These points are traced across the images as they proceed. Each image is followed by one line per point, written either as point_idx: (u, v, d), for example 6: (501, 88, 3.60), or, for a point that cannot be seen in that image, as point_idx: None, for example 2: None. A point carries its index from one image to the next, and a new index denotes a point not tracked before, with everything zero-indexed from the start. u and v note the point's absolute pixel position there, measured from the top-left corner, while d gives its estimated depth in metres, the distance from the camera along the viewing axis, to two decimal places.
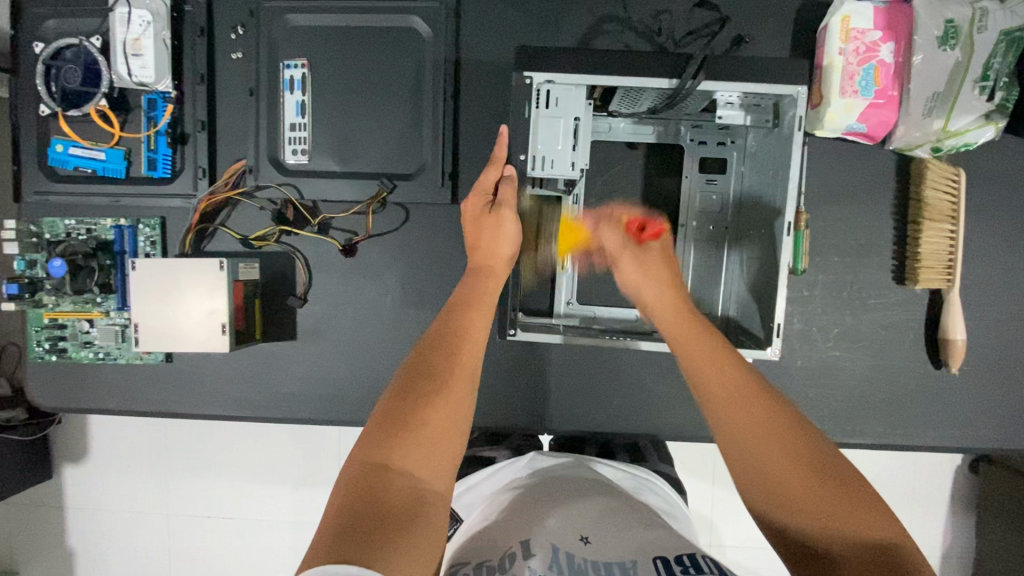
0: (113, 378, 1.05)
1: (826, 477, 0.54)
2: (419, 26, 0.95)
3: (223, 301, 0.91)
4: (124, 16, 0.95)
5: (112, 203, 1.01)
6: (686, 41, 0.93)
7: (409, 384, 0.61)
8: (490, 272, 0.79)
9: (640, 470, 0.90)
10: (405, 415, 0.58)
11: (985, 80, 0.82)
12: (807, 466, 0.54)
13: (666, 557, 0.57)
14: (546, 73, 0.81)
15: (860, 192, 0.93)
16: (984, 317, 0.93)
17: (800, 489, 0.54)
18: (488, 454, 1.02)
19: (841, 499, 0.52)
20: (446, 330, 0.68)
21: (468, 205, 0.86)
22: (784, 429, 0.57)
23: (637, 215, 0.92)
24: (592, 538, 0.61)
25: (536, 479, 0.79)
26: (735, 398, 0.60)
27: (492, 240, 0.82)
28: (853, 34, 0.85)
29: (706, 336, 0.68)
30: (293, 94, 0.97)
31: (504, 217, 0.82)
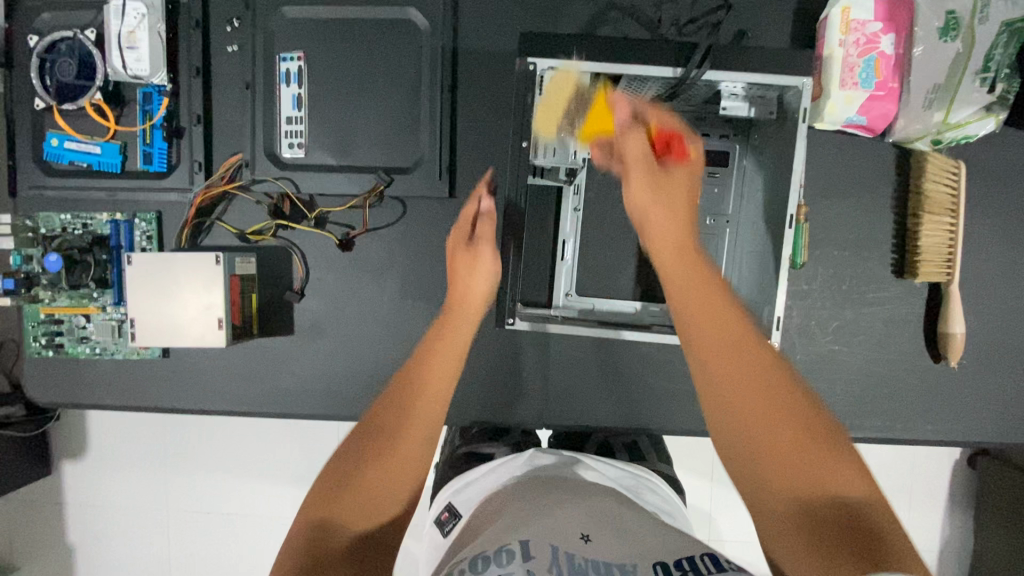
0: (110, 374, 1.04)
1: (819, 456, 0.50)
2: (416, 18, 0.95)
3: (220, 295, 0.91)
4: (118, 8, 0.93)
5: (108, 198, 1.00)
6: (690, 30, 0.93)
7: (363, 434, 0.63)
8: (466, 308, 0.83)
9: (638, 467, 0.91)
10: (364, 457, 0.61)
11: (986, 72, 0.82)
12: (797, 442, 0.50)
13: (666, 561, 0.54)
14: (552, 61, 0.83)
15: (860, 185, 0.93)
16: (984, 311, 0.93)
17: (791, 469, 0.50)
18: (488, 449, 0.99)
19: (833, 484, 0.49)
20: (409, 377, 0.70)
21: (451, 240, 0.91)
22: (778, 402, 0.52)
23: (670, 118, 0.78)
24: (594, 537, 0.59)
25: (534, 477, 0.78)
26: (725, 347, 0.55)
27: (468, 279, 0.85)
28: (853, 26, 0.85)
29: (709, 284, 0.59)
30: (290, 87, 0.96)
31: (482, 253, 0.86)
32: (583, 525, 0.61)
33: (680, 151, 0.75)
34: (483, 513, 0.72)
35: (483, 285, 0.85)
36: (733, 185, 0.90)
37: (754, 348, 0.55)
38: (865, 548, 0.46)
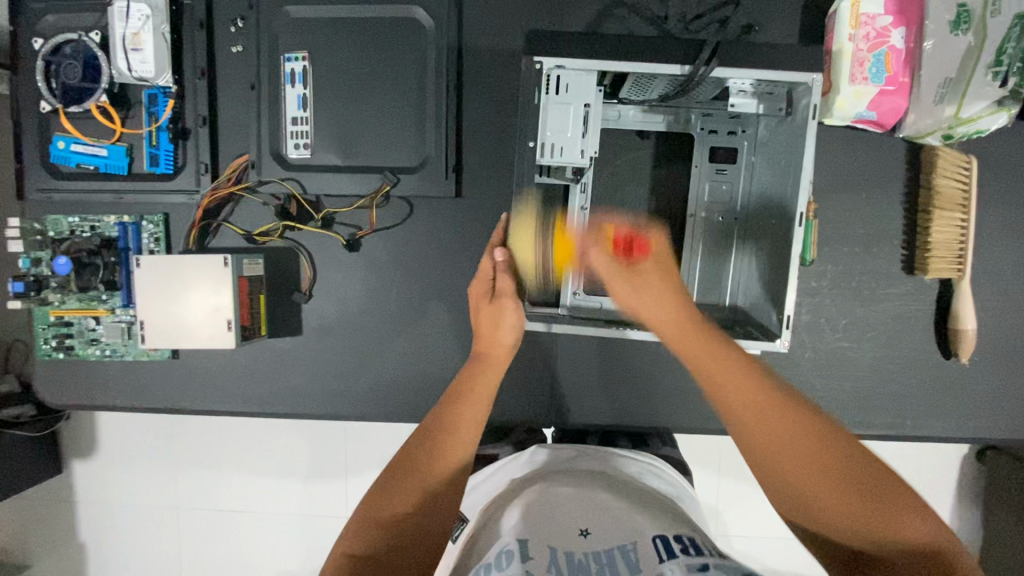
0: (120, 376, 1.05)
1: (884, 505, 0.52)
2: (421, 16, 0.94)
3: (229, 297, 0.91)
4: (123, 10, 0.94)
5: (114, 200, 1.00)
6: (697, 26, 0.92)
7: (393, 477, 0.66)
8: (490, 361, 0.81)
9: (642, 454, 0.91)
10: (402, 475, 0.66)
11: (998, 66, 0.80)
12: (861, 498, 0.52)
13: (665, 535, 0.60)
14: (558, 58, 0.79)
15: (870, 181, 0.92)
16: (995, 307, 0.92)
17: (861, 524, 0.52)
18: (492, 450, 1.01)
19: (897, 530, 0.52)
20: (438, 425, 0.71)
21: (473, 291, 0.89)
22: (835, 459, 0.54)
23: (626, 228, 0.86)
24: (592, 531, 0.62)
25: (534, 471, 0.79)
26: (762, 417, 0.56)
27: (493, 331, 0.84)
28: (864, 20, 0.84)
29: (738, 367, 0.60)
30: (295, 87, 0.96)
31: (505, 307, 0.84)
32: (581, 518, 0.64)
33: (642, 247, 0.80)
34: (488, 508, 0.74)
35: (507, 336, 0.83)
36: (740, 181, 0.93)
37: (798, 414, 0.56)
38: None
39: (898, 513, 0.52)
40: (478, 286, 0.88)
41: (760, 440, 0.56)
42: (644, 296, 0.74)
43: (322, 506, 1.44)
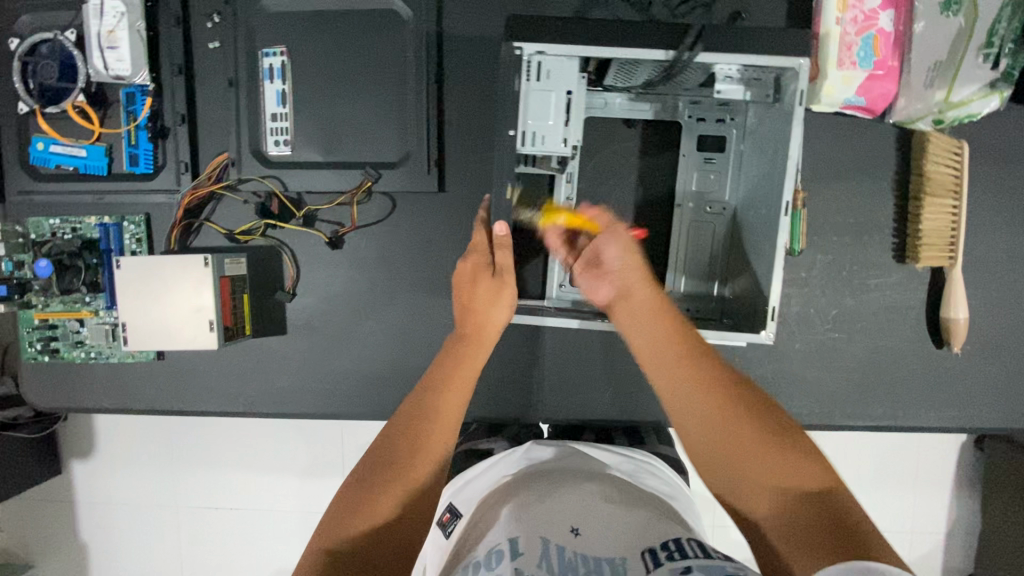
0: (107, 377, 1.04)
1: (783, 457, 0.60)
2: (400, 8, 0.92)
3: (211, 298, 0.90)
4: (97, 8, 0.92)
5: (96, 201, 1.00)
6: (684, 11, 0.89)
7: (377, 462, 0.66)
8: (479, 340, 0.80)
9: (639, 452, 0.89)
10: (385, 463, 0.65)
11: (989, 47, 0.78)
12: (764, 450, 0.61)
13: (654, 548, 0.56)
14: (538, 43, 0.76)
15: (859, 168, 0.90)
16: (988, 295, 0.91)
17: (762, 476, 0.61)
18: (486, 445, 0.98)
19: (795, 479, 0.59)
20: (417, 411, 0.70)
21: (467, 263, 0.83)
22: (742, 415, 0.63)
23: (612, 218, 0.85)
24: (584, 530, 0.59)
25: (529, 470, 0.76)
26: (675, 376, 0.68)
27: (488, 309, 0.80)
28: (852, 3, 0.81)
29: (664, 330, 0.72)
30: (273, 83, 0.94)
31: (507, 284, 0.81)
32: (575, 511, 0.62)
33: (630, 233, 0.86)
34: (481, 507, 0.72)
35: (500, 315, 0.80)
36: (729, 170, 0.90)
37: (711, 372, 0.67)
38: (836, 532, 0.55)
39: (791, 459, 0.60)
40: (476, 258, 0.83)
41: (676, 397, 0.67)
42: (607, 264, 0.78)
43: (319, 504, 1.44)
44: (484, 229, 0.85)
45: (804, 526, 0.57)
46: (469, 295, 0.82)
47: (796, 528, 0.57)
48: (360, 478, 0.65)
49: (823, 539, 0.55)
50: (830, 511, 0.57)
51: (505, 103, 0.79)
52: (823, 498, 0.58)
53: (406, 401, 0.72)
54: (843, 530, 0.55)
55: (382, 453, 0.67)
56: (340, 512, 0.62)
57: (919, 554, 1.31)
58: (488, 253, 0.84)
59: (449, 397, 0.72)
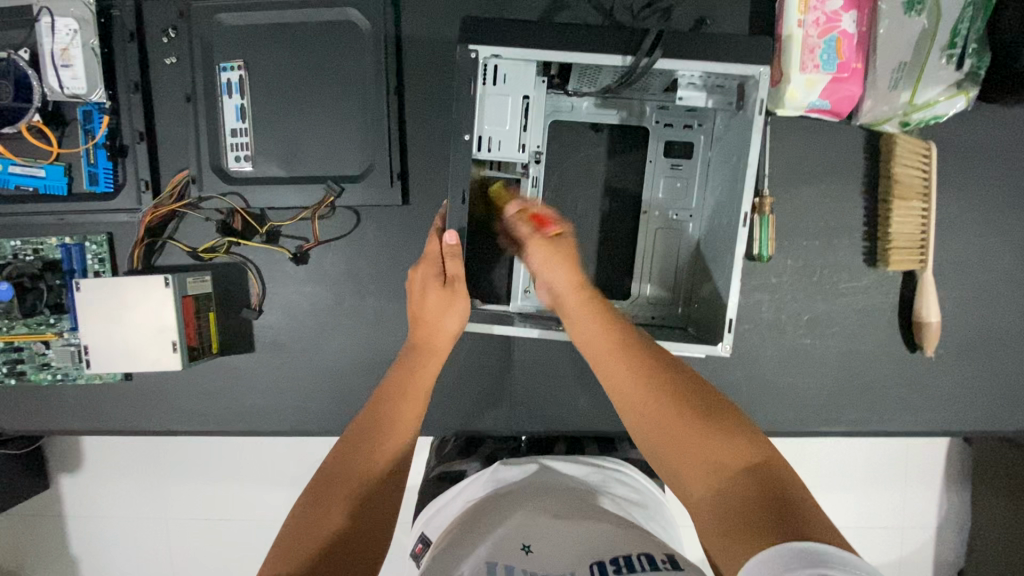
0: (76, 398, 1.03)
1: (717, 432, 0.54)
2: (358, 19, 0.90)
3: (172, 318, 0.89)
4: (50, 25, 0.92)
5: (57, 222, 0.98)
6: (645, 15, 0.87)
7: (326, 480, 0.60)
8: (431, 352, 0.76)
9: (605, 459, 0.87)
10: (335, 479, 0.60)
11: (953, 48, 0.77)
12: (696, 427, 0.55)
13: (603, 560, 0.57)
14: (493, 45, 0.69)
15: (827, 171, 0.89)
16: (961, 296, 0.89)
17: (696, 457, 0.53)
18: (459, 467, 0.93)
19: (731, 457, 0.52)
20: (369, 422, 0.67)
21: (417, 274, 0.77)
22: (677, 394, 0.58)
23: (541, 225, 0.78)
24: (534, 548, 0.61)
25: (492, 495, 0.76)
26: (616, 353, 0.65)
27: (438, 318, 0.76)
28: (812, 5, 0.80)
29: (602, 321, 0.68)
30: (232, 98, 0.93)
31: (458, 295, 0.75)
32: (523, 536, 0.63)
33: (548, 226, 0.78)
34: (444, 534, 0.72)
35: (451, 325, 0.75)
36: (694, 175, 0.88)
37: (650, 358, 0.63)
38: (773, 510, 0.47)
39: (727, 437, 0.53)
40: (426, 267, 0.77)
41: (615, 381, 0.63)
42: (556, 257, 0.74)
43: None
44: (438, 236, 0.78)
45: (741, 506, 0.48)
46: (420, 305, 0.77)
47: (732, 508, 0.49)
48: (311, 501, 0.58)
49: (756, 516, 0.47)
50: (770, 490, 0.49)
51: (459, 104, 0.71)
52: (763, 477, 0.50)
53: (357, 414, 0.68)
54: (782, 509, 0.47)
55: (336, 467, 0.62)
56: (292, 534, 0.55)
57: (905, 554, 1.30)
58: (437, 261, 0.76)
59: (403, 403, 0.69)
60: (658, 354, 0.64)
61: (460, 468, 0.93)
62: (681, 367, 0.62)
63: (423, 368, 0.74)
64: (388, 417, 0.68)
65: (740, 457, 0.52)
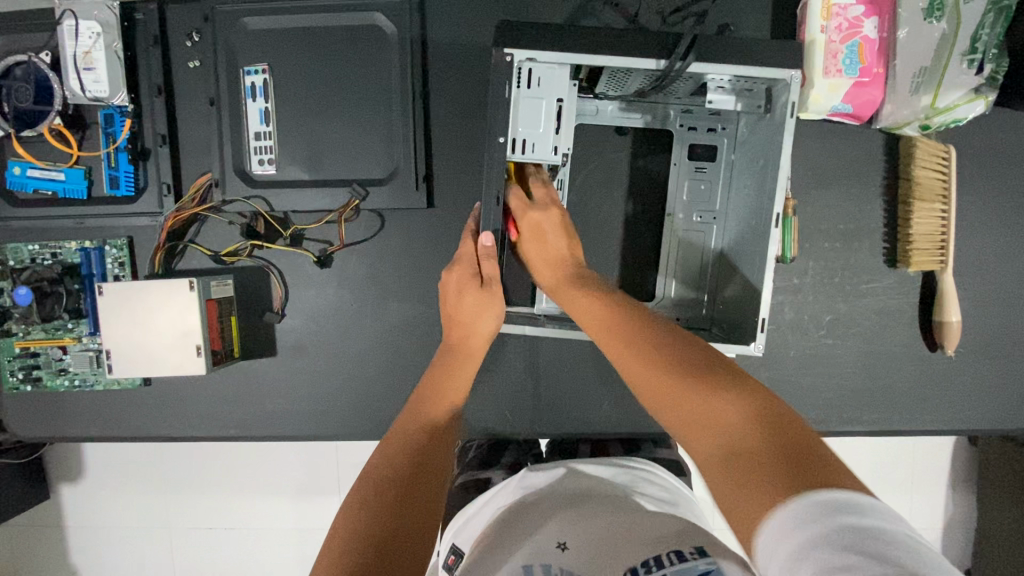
0: (92, 405, 1.02)
1: (728, 391, 0.54)
2: (383, 23, 0.90)
3: (197, 321, 0.88)
4: (72, 29, 0.91)
5: (75, 226, 0.97)
6: (675, 20, 0.89)
7: (374, 482, 0.61)
8: (467, 355, 0.77)
9: (631, 460, 0.87)
10: (383, 479, 0.61)
11: (973, 53, 0.78)
12: (703, 390, 0.55)
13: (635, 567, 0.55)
14: (529, 49, 0.69)
15: (848, 174, 0.90)
16: (979, 296, 0.91)
17: (705, 416, 0.54)
18: (484, 474, 0.94)
19: (742, 413, 0.52)
20: (410, 426, 0.69)
21: (452, 277, 0.78)
22: (685, 362, 0.59)
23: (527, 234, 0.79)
24: (570, 545, 0.62)
25: (527, 502, 0.75)
26: (613, 331, 0.66)
27: (473, 320, 0.77)
28: (835, 10, 0.82)
29: (597, 302, 0.70)
30: (256, 101, 0.93)
31: (495, 295, 0.76)
32: (562, 540, 0.63)
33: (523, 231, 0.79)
34: (477, 544, 0.72)
35: (485, 326, 0.76)
36: (719, 177, 0.89)
37: (653, 330, 0.64)
38: (790, 465, 0.46)
39: (735, 396, 0.53)
40: (461, 269, 0.78)
41: (619, 354, 0.64)
42: (551, 246, 0.79)
43: (312, 524, 1.42)
44: (472, 237, 0.79)
45: (750, 459, 0.48)
46: (456, 306, 0.78)
47: (745, 461, 0.48)
48: (361, 503, 0.59)
49: (771, 468, 0.47)
50: (785, 445, 0.48)
51: (492, 107, 0.71)
52: (776, 432, 0.50)
53: (396, 419, 0.70)
54: (799, 462, 0.46)
55: (381, 468, 0.63)
56: (348, 535, 0.55)
57: None
58: (472, 262, 0.78)
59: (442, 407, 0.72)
60: (652, 326, 0.65)
61: (481, 474, 0.95)
62: (680, 337, 0.63)
63: (460, 371, 0.76)
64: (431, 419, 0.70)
65: (751, 412, 0.52)
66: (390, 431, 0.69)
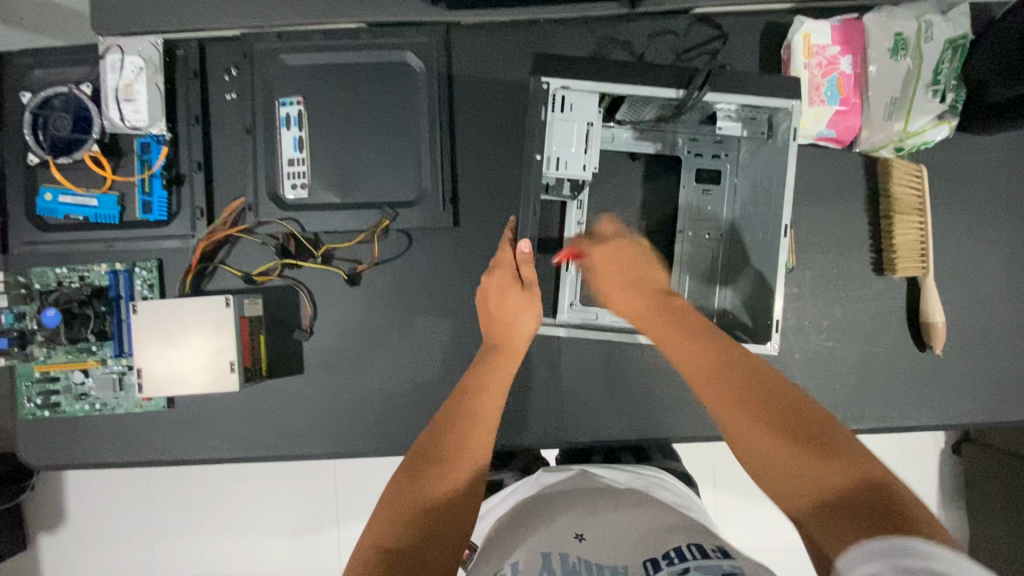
0: (108, 430, 1.01)
1: (841, 461, 0.55)
2: (412, 61, 0.99)
3: (231, 338, 0.90)
4: (116, 63, 0.96)
5: (105, 249, 1.00)
6: (688, 56, 0.99)
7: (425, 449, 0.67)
8: (507, 350, 0.81)
9: (645, 468, 0.89)
10: (434, 447, 0.67)
11: (936, 84, 0.91)
12: (792, 437, 0.57)
13: (654, 557, 0.57)
14: (563, 78, 0.79)
15: (835, 191, 1.00)
16: (958, 299, 1.01)
17: (795, 464, 0.56)
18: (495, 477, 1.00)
19: (833, 466, 0.54)
20: (460, 404, 0.74)
21: (493, 278, 0.85)
22: (774, 405, 0.60)
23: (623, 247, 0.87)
24: (588, 536, 0.64)
25: (546, 496, 0.78)
26: (695, 364, 0.69)
27: (513, 318, 0.83)
28: (815, 50, 0.94)
29: (677, 330, 0.73)
30: (290, 130, 0.98)
31: (533, 297, 0.84)
32: (577, 527, 0.66)
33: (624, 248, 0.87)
34: (493, 534, 0.74)
35: (527, 324, 0.82)
36: (724, 200, 0.94)
37: (743, 367, 0.65)
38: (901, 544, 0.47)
39: (829, 451, 0.55)
40: (501, 274, 0.85)
41: (701, 387, 0.67)
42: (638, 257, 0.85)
43: (317, 560, 1.37)
44: (509, 245, 0.87)
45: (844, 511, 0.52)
46: (498, 307, 0.84)
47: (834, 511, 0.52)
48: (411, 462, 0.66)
49: (858, 522, 0.50)
50: (876, 504, 0.51)
51: (531, 128, 0.80)
52: (871, 489, 0.52)
53: (443, 403, 0.75)
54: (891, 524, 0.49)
55: (426, 449, 0.68)
56: (403, 487, 0.63)
57: None
58: (511, 267, 0.85)
59: (488, 400, 0.75)
60: (738, 356, 0.67)
61: (496, 476, 1.00)
62: (767, 372, 0.64)
63: (501, 364, 0.80)
64: (479, 403, 0.74)
65: (867, 489, 0.52)
66: (440, 410, 0.74)
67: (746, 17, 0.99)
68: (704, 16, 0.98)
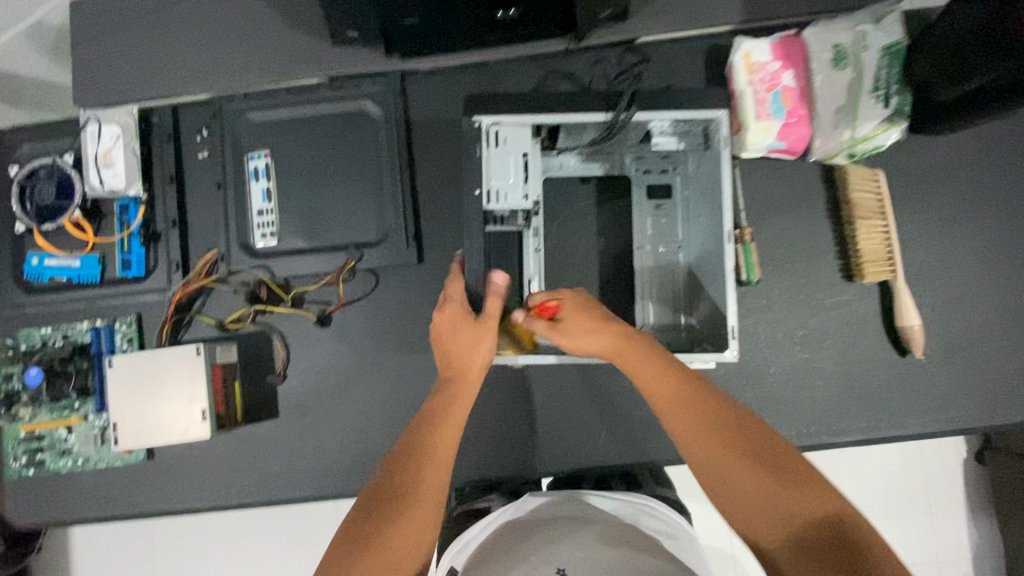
0: (91, 485, 1.02)
1: (802, 486, 0.59)
2: (370, 107, 1.03)
3: (203, 386, 0.92)
4: (94, 132, 1.01)
5: (88, 307, 1.04)
6: (620, 82, 1.03)
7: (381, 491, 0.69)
8: (465, 380, 0.80)
9: (633, 495, 0.85)
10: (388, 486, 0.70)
11: (878, 91, 0.93)
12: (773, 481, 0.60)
13: None
14: (494, 115, 0.85)
15: (794, 201, 1.00)
16: (934, 300, 0.98)
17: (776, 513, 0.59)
18: (483, 504, 0.93)
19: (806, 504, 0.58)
20: (415, 436, 0.75)
21: (445, 313, 0.84)
22: (747, 446, 0.62)
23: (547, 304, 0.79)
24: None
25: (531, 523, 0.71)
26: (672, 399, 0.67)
27: (468, 349, 0.82)
28: (757, 67, 0.95)
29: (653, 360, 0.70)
30: (258, 181, 1.02)
31: (484, 330, 0.82)
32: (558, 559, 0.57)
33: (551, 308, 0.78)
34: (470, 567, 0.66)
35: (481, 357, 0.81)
36: (676, 211, 0.96)
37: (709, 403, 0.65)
38: (845, 555, 0.54)
39: (806, 491, 0.59)
40: (453, 308, 0.84)
41: (681, 434, 0.65)
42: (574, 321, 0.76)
43: None
44: (458, 279, 0.87)
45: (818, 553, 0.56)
46: (450, 339, 0.83)
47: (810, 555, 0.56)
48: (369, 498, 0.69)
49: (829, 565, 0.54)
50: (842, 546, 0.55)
51: (468, 165, 0.85)
52: (836, 526, 0.56)
53: (400, 439, 0.76)
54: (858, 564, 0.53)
55: (378, 487, 0.70)
56: (355, 524, 0.67)
57: None
58: (461, 300, 0.85)
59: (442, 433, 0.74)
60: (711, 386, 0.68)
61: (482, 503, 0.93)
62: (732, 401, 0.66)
63: (458, 397, 0.79)
64: (434, 438, 0.74)
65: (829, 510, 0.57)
66: (399, 447, 0.75)
67: (687, 41, 1.02)
68: (631, 45, 1.02)
